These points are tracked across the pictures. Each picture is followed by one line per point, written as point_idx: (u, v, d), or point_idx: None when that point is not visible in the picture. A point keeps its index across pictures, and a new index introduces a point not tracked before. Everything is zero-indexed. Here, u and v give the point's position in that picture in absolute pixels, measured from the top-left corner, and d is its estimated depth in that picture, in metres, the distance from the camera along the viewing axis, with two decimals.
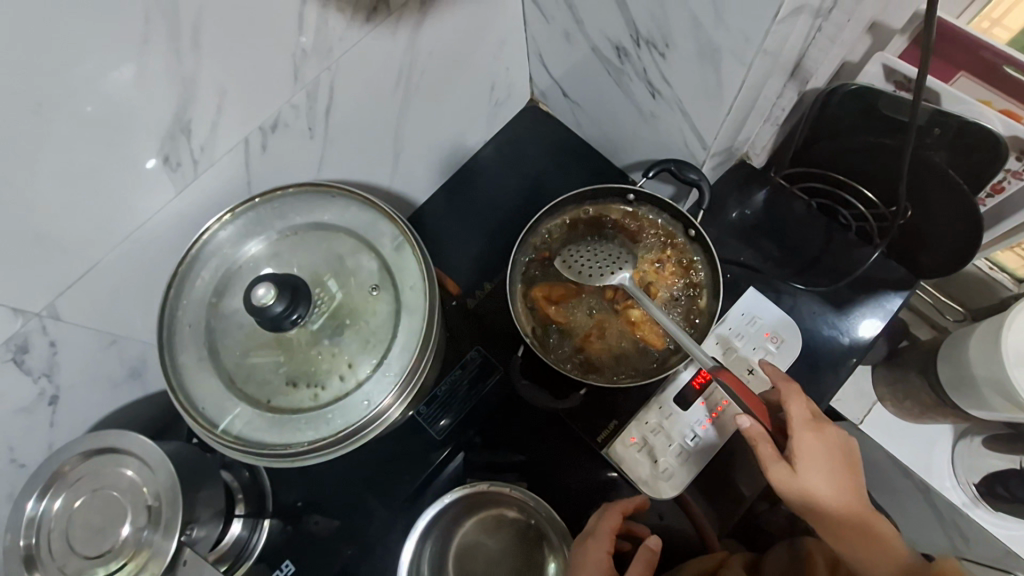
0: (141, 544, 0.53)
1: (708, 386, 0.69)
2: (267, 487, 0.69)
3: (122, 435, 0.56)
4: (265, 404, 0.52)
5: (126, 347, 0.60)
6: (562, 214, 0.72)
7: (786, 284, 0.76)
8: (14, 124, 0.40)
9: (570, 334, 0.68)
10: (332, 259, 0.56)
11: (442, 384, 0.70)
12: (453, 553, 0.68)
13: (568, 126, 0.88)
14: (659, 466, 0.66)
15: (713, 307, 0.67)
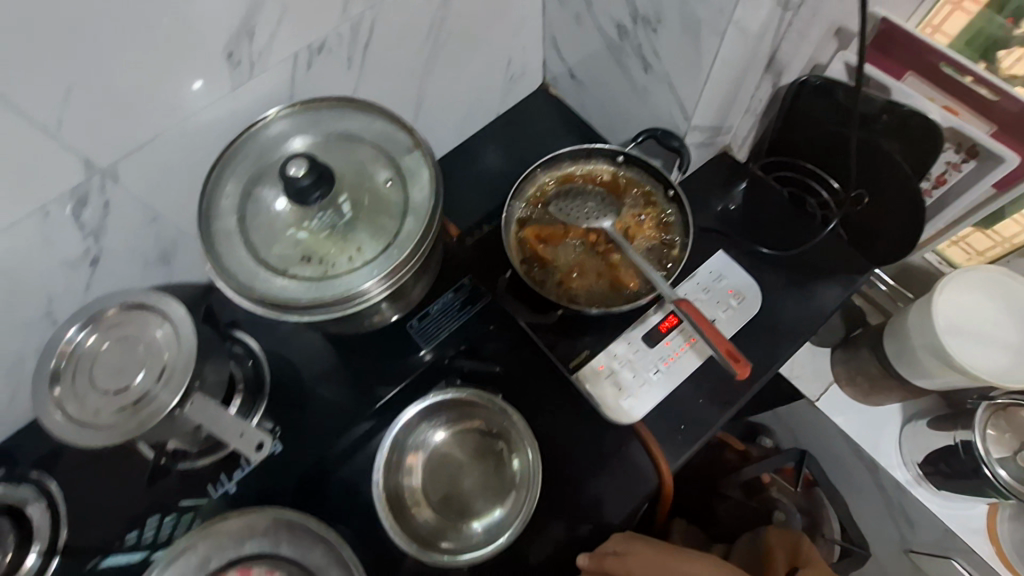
0: (155, 387, 0.59)
1: (673, 330, 0.76)
2: (267, 378, 0.75)
3: (156, 296, 0.63)
4: (281, 271, 0.60)
5: (164, 227, 0.68)
6: (560, 169, 0.82)
7: (753, 249, 0.83)
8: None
9: (554, 268, 0.76)
10: (354, 162, 0.65)
11: (436, 304, 0.78)
12: (424, 464, 0.73)
13: (573, 107, 0.99)
14: (622, 392, 0.73)
15: (683, 257, 0.75)
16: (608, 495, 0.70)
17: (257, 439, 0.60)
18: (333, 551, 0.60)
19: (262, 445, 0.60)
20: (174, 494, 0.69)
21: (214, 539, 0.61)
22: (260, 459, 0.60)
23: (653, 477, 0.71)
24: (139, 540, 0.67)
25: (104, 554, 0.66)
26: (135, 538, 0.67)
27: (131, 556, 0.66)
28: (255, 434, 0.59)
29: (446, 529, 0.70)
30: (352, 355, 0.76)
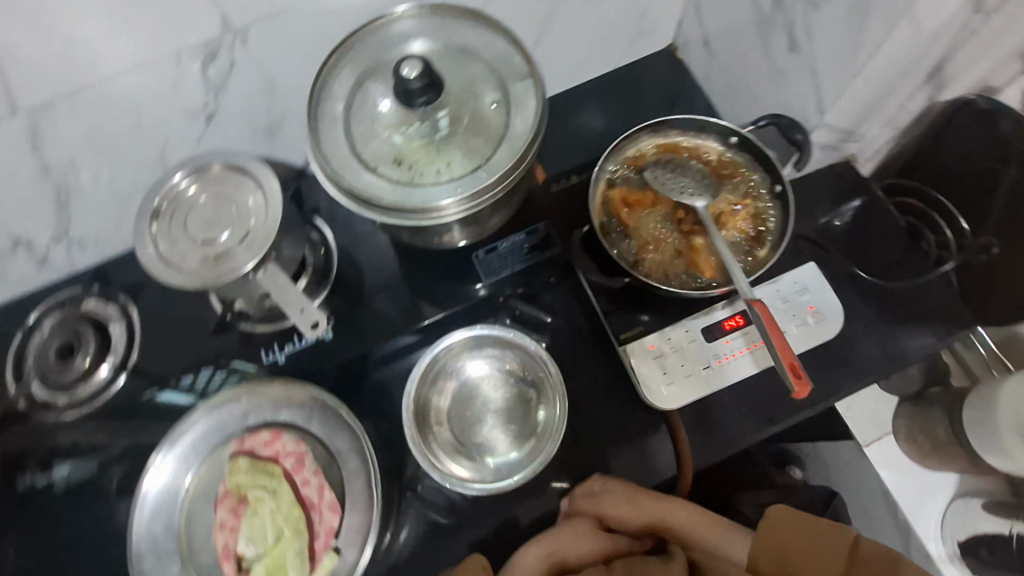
0: (237, 247, 0.63)
1: (736, 330, 0.73)
2: (334, 267, 0.78)
3: (255, 164, 0.66)
4: (371, 167, 0.61)
5: (276, 101, 0.71)
6: (666, 136, 0.78)
7: (850, 272, 0.77)
8: None
9: (632, 236, 0.73)
10: (466, 79, 0.64)
11: (506, 242, 0.77)
12: (455, 391, 0.75)
13: (696, 78, 0.93)
14: (666, 378, 0.71)
15: (771, 259, 0.70)
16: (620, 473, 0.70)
17: (312, 318, 0.63)
18: (356, 442, 0.62)
19: (317, 325, 0.64)
20: (230, 348, 0.74)
21: (256, 397, 0.65)
22: (312, 338, 0.64)
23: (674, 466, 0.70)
24: (190, 386, 0.74)
25: (159, 387, 0.73)
26: (187, 382, 0.74)
27: (179, 397, 0.74)
28: (312, 313, 0.63)
29: (461, 455, 0.72)
30: (414, 268, 0.78)
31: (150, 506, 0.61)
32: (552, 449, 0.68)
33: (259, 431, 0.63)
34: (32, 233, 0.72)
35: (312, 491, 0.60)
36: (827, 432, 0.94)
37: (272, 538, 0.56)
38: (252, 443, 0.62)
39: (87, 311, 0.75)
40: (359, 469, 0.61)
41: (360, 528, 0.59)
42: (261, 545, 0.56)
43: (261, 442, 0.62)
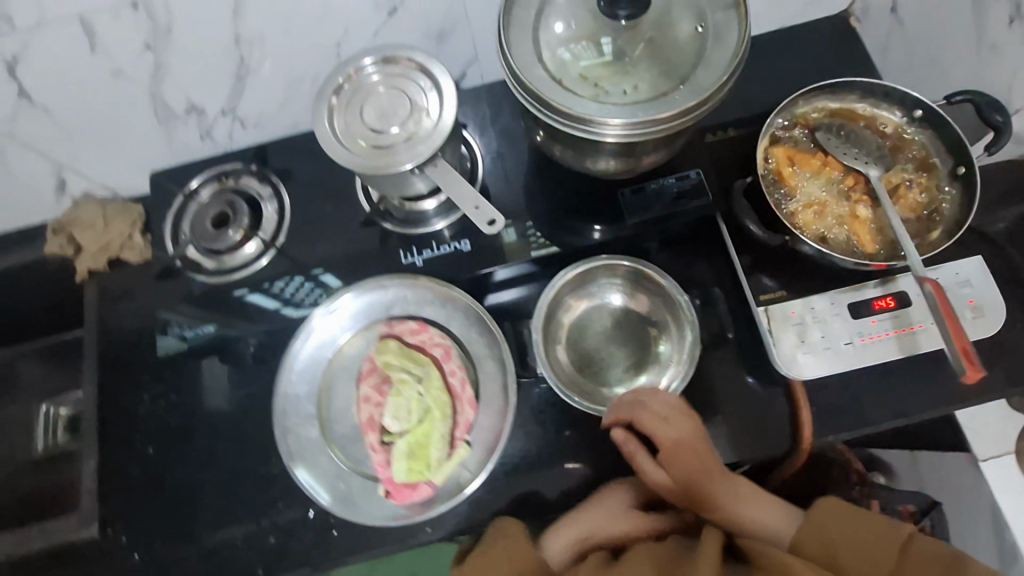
0: (408, 142, 0.64)
1: (885, 311, 0.70)
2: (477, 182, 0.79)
3: (434, 62, 0.67)
4: (557, 78, 0.61)
5: (456, 4, 0.71)
6: (842, 100, 0.74)
7: (1022, 271, 0.71)
8: None
9: (791, 197, 0.71)
10: (663, 3, 0.62)
11: (654, 183, 0.76)
12: (583, 314, 0.77)
13: (870, 49, 0.86)
14: (802, 346, 0.70)
15: (941, 242, 0.66)
16: (729, 432, 0.69)
17: (490, 216, 0.64)
18: (495, 349, 0.64)
19: (495, 223, 0.64)
20: (370, 244, 0.76)
21: (405, 288, 0.66)
22: (489, 234, 0.65)
23: (788, 440, 0.68)
24: (280, 291, 0.76)
25: (248, 289, 0.77)
26: (280, 287, 0.76)
27: (267, 301, 0.76)
28: (489, 211, 0.63)
29: (565, 377, 0.73)
30: (554, 196, 0.78)
31: (299, 369, 0.65)
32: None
33: (407, 320, 0.65)
34: (206, 103, 0.75)
35: (457, 383, 0.61)
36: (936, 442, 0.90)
37: (417, 416, 0.59)
38: (399, 329, 0.64)
39: (243, 186, 0.80)
40: (494, 373, 0.63)
41: (492, 429, 0.61)
42: (406, 423, 0.59)
43: (408, 329, 0.64)
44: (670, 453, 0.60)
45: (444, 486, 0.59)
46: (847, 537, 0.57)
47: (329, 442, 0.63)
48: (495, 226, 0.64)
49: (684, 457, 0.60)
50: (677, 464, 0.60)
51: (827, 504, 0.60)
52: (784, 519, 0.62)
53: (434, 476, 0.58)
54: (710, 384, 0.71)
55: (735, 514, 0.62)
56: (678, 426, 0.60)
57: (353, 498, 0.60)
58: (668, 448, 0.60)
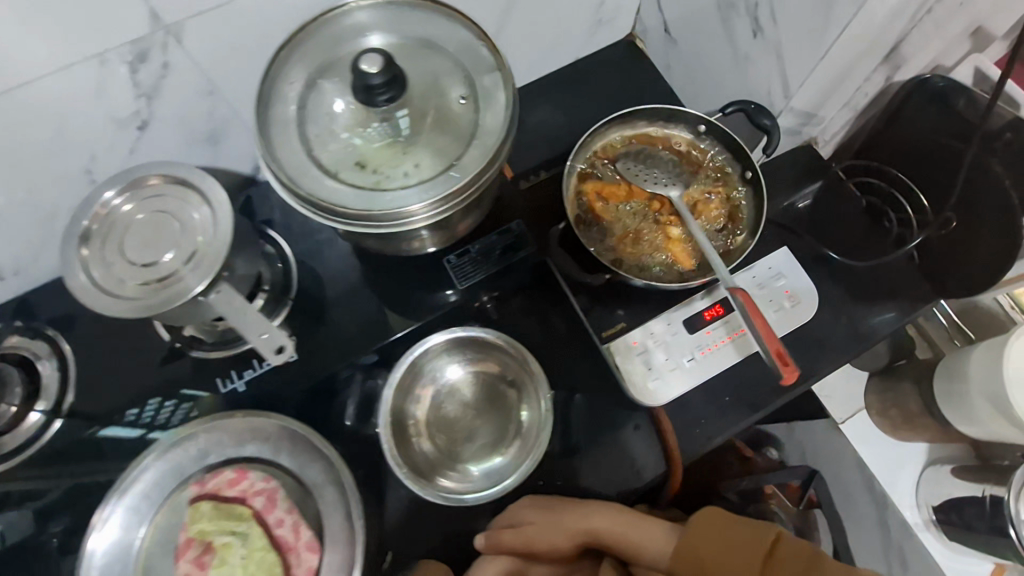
0: (183, 269, 0.57)
1: (717, 319, 0.72)
2: (293, 281, 0.72)
3: (196, 173, 0.60)
4: (332, 173, 0.56)
5: (217, 105, 0.64)
6: (636, 126, 0.76)
7: (820, 253, 0.78)
8: None
9: (608, 232, 0.72)
10: (429, 73, 0.60)
11: (477, 244, 0.74)
12: (434, 394, 0.73)
13: (658, 68, 0.91)
14: (651, 373, 0.70)
15: (747, 246, 0.70)
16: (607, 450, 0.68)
17: (276, 343, 0.59)
18: (333, 474, 0.59)
19: (282, 349, 0.60)
20: (183, 377, 0.67)
21: (217, 432, 0.60)
22: (280, 361, 0.60)
23: (663, 464, 0.67)
24: (139, 418, 0.66)
25: (101, 424, 0.65)
26: (136, 414, 0.66)
27: (127, 433, 0.65)
28: (277, 338, 0.59)
29: (413, 463, 0.68)
30: (380, 275, 0.73)
31: (103, 562, 0.55)
32: (466, 502, 0.64)
33: (222, 470, 0.58)
34: None
35: (287, 531, 0.55)
36: (804, 411, 0.96)
37: None
38: (214, 484, 0.57)
39: (7, 349, 0.66)
40: (336, 500, 0.58)
41: (341, 567, 0.55)
42: None
43: (223, 481, 0.57)
44: (539, 537, 0.63)
45: None
46: (716, 549, 0.58)
47: None
48: (283, 353, 0.60)
49: (546, 516, 0.64)
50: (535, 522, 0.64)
51: (698, 523, 0.60)
52: (665, 538, 0.62)
53: None
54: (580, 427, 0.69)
55: (619, 535, 0.63)
56: (531, 507, 0.65)
57: None
58: (523, 520, 0.64)
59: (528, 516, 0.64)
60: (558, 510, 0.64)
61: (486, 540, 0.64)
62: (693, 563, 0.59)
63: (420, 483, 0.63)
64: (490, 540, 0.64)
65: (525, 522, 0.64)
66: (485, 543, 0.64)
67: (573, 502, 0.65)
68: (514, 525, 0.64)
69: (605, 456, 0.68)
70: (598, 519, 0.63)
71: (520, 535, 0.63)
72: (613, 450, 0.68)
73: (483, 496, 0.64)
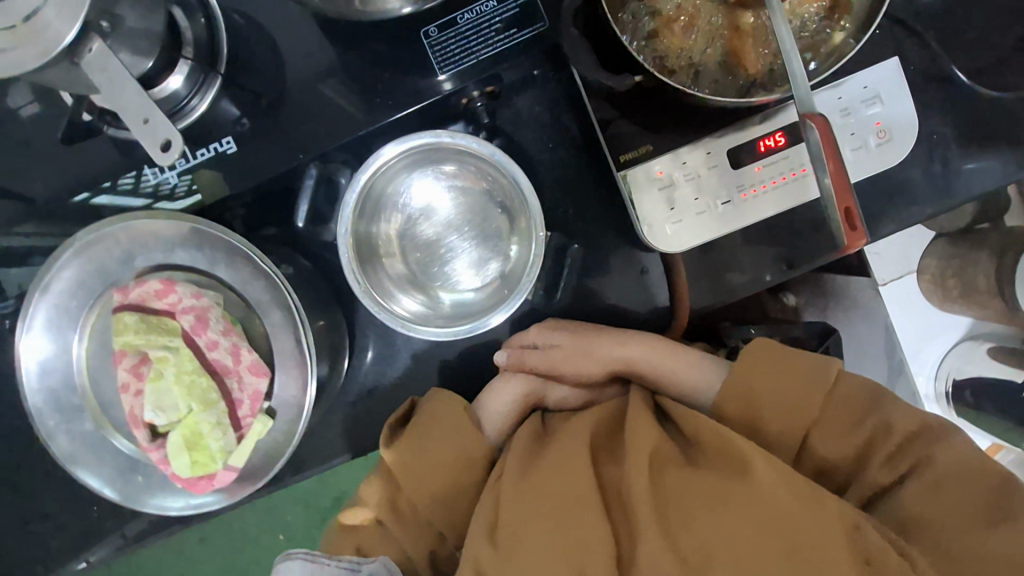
0: (31, 7, 0.40)
1: (774, 153, 0.56)
2: (224, 47, 0.55)
3: None
4: None
5: None
6: None
7: (937, 74, 0.57)
8: None
9: (651, 11, 0.50)
10: None
11: (468, 12, 0.54)
12: (399, 212, 0.62)
13: None
14: (673, 215, 0.56)
15: (846, 49, 0.49)
16: (611, 290, 0.61)
17: (162, 135, 0.44)
18: (276, 292, 0.49)
19: (170, 146, 0.44)
20: (104, 162, 0.56)
21: (141, 230, 0.50)
22: (168, 164, 0.45)
23: (667, 298, 0.61)
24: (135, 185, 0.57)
25: (91, 191, 0.57)
26: (132, 182, 0.56)
27: (127, 203, 0.58)
28: (162, 127, 0.43)
29: (378, 283, 0.59)
30: (337, 47, 0.55)
31: (41, 364, 0.51)
32: (425, 335, 0.55)
33: (148, 278, 0.48)
34: None
35: (224, 355, 0.48)
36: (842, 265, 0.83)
37: (185, 405, 0.47)
38: (139, 294, 0.48)
39: None
40: (284, 322, 0.49)
41: (297, 386, 0.50)
42: (174, 413, 0.48)
43: (150, 291, 0.48)
44: (568, 358, 0.59)
45: (253, 461, 0.51)
46: (772, 384, 0.51)
47: (110, 431, 0.52)
48: (168, 153, 0.44)
49: (573, 334, 0.60)
50: (566, 340, 0.59)
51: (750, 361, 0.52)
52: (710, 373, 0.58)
53: (231, 460, 0.49)
54: (575, 269, 0.61)
55: (655, 365, 0.59)
56: (553, 329, 0.60)
57: (154, 486, 0.53)
58: (551, 340, 0.59)
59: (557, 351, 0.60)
60: (583, 333, 0.60)
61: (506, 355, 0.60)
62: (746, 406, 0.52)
63: (382, 311, 0.55)
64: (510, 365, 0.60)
65: (546, 346, 0.60)
66: (509, 359, 0.60)
67: (598, 328, 0.60)
68: (540, 345, 0.60)
69: (621, 283, 0.61)
70: (625, 347, 0.59)
71: (547, 352, 0.60)
72: (627, 281, 0.61)
73: (443, 333, 0.55)
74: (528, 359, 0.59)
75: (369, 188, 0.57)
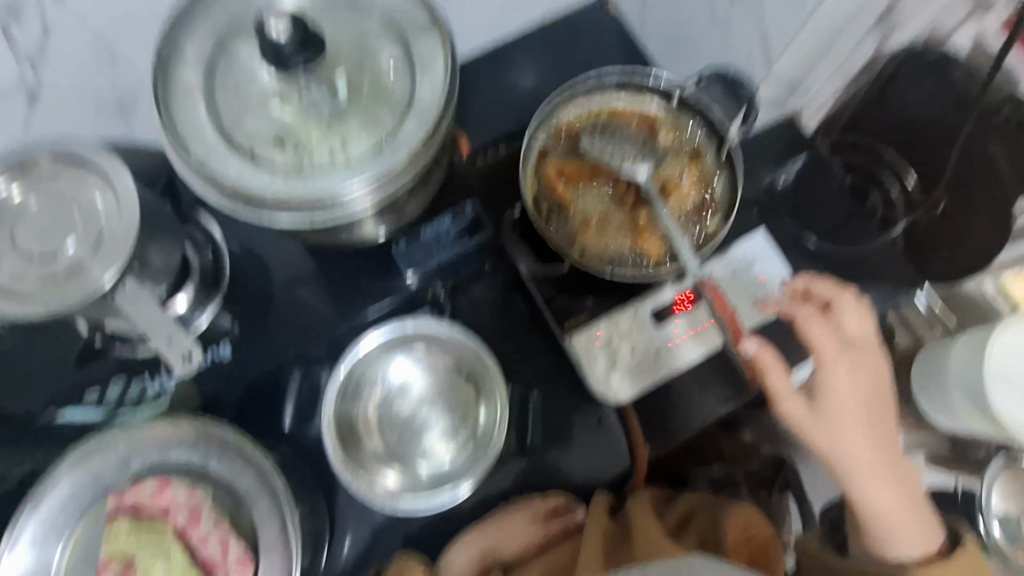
0: (82, 258, 0.51)
1: (688, 309, 0.68)
2: (226, 274, 0.66)
3: (100, 155, 0.54)
4: (247, 154, 0.49)
5: (122, 75, 0.57)
6: (602, 98, 0.69)
7: (795, 242, 0.73)
8: None
9: (571, 216, 0.66)
10: (356, 33, 0.52)
11: (429, 228, 0.67)
12: (374, 392, 0.66)
13: (633, 30, 0.83)
14: (615, 369, 0.65)
15: (720, 231, 0.64)
16: (580, 444, 0.66)
17: (185, 348, 0.53)
18: (265, 479, 0.53)
19: (190, 356, 0.53)
20: (105, 376, 0.61)
21: (138, 438, 0.54)
22: (187, 371, 0.53)
23: (626, 457, 0.66)
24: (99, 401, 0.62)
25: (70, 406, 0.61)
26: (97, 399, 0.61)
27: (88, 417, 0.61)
28: (185, 342, 0.52)
29: (356, 463, 0.62)
30: (323, 262, 0.67)
31: None
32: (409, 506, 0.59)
33: (143, 480, 0.52)
34: None
35: (213, 549, 0.51)
36: None
37: None
38: (134, 497, 0.52)
39: None
40: (271, 509, 0.52)
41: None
42: None
43: (145, 493, 0.52)
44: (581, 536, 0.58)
45: None
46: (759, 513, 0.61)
47: None
48: (189, 362, 0.53)
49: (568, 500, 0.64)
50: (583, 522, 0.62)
51: (868, 361, 0.61)
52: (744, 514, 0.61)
53: None
54: (538, 414, 0.67)
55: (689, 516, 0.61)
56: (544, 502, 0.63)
57: None
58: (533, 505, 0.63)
59: (509, 509, 0.63)
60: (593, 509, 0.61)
61: (481, 523, 0.63)
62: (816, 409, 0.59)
63: (366, 489, 0.59)
64: (483, 524, 0.62)
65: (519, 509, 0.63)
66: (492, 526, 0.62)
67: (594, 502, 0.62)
68: (513, 508, 0.63)
69: (586, 441, 0.66)
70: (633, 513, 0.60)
71: (521, 511, 0.63)
72: (591, 436, 0.66)
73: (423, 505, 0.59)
74: (505, 517, 0.63)
75: (348, 377, 0.65)
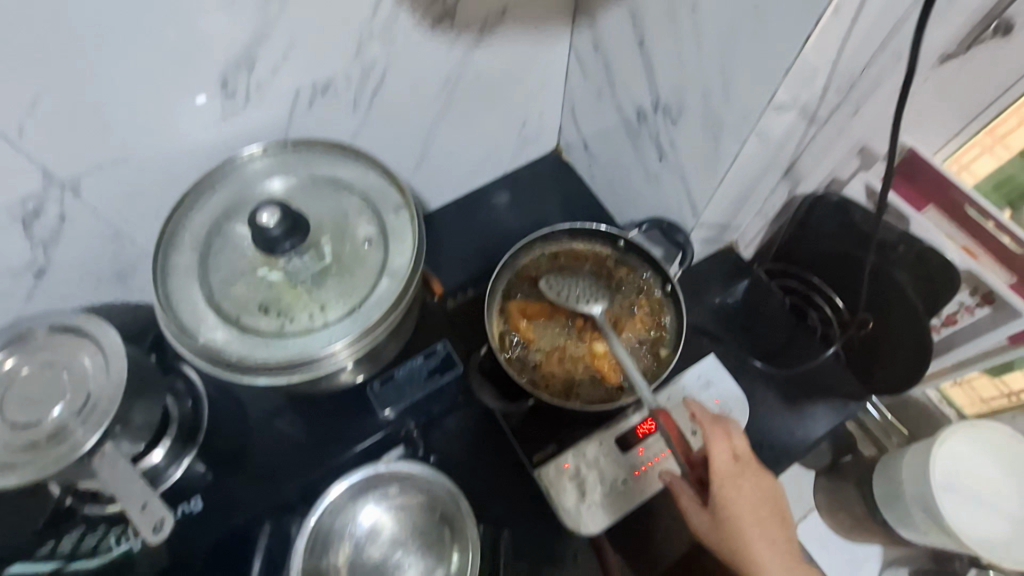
0: (69, 424, 0.54)
1: (651, 436, 0.71)
2: (204, 421, 0.68)
3: (93, 324, 0.59)
4: (233, 321, 0.54)
5: (123, 249, 0.64)
6: (556, 243, 0.77)
7: (744, 364, 0.79)
8: (109, 34, 0.47)
9: (534, 352, 0.71)
10: (336, 211, 0.60)
11: (402, 369, 0.71)
12: (343, 540, 0.65)
13: (584, 179, 0.95)
14: (585, 499, 0.68)
15: (671, 360, 0.69)
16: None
17: (157, 515, 0.53)
18: None
19: (160, 526, 0.53)
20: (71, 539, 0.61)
21: None
22: (156, 542, 0.53)
23: None
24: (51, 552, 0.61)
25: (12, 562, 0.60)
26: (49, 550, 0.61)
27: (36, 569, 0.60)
28: (158, 508, 0.53)
29: None
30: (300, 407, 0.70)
31: None
32: None
33: None
34: None
35: None
36: None
37: None
38: None
39: None
40: None
41: None
42: None
43: None
44: None
45: None
46: None
47: None
48: (160, 531, 0.53)
49: None
50: None
51: (765, 479, 0.63)
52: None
53: None
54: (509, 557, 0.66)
55: None
56: None
57: None
58: None
59: None
60: None
61: None
62: (722, 530, 0.60)
63: None
64: None
65: None
66: None
67: None
68: None
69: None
70: None
71: None
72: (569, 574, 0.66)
73: None
74: None
75: (319, 526, 0.65)
